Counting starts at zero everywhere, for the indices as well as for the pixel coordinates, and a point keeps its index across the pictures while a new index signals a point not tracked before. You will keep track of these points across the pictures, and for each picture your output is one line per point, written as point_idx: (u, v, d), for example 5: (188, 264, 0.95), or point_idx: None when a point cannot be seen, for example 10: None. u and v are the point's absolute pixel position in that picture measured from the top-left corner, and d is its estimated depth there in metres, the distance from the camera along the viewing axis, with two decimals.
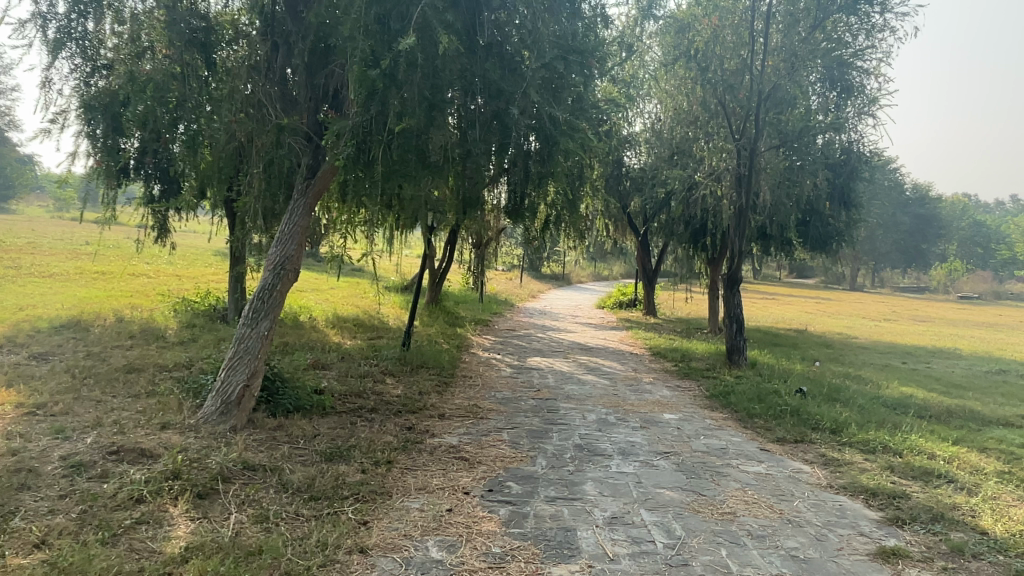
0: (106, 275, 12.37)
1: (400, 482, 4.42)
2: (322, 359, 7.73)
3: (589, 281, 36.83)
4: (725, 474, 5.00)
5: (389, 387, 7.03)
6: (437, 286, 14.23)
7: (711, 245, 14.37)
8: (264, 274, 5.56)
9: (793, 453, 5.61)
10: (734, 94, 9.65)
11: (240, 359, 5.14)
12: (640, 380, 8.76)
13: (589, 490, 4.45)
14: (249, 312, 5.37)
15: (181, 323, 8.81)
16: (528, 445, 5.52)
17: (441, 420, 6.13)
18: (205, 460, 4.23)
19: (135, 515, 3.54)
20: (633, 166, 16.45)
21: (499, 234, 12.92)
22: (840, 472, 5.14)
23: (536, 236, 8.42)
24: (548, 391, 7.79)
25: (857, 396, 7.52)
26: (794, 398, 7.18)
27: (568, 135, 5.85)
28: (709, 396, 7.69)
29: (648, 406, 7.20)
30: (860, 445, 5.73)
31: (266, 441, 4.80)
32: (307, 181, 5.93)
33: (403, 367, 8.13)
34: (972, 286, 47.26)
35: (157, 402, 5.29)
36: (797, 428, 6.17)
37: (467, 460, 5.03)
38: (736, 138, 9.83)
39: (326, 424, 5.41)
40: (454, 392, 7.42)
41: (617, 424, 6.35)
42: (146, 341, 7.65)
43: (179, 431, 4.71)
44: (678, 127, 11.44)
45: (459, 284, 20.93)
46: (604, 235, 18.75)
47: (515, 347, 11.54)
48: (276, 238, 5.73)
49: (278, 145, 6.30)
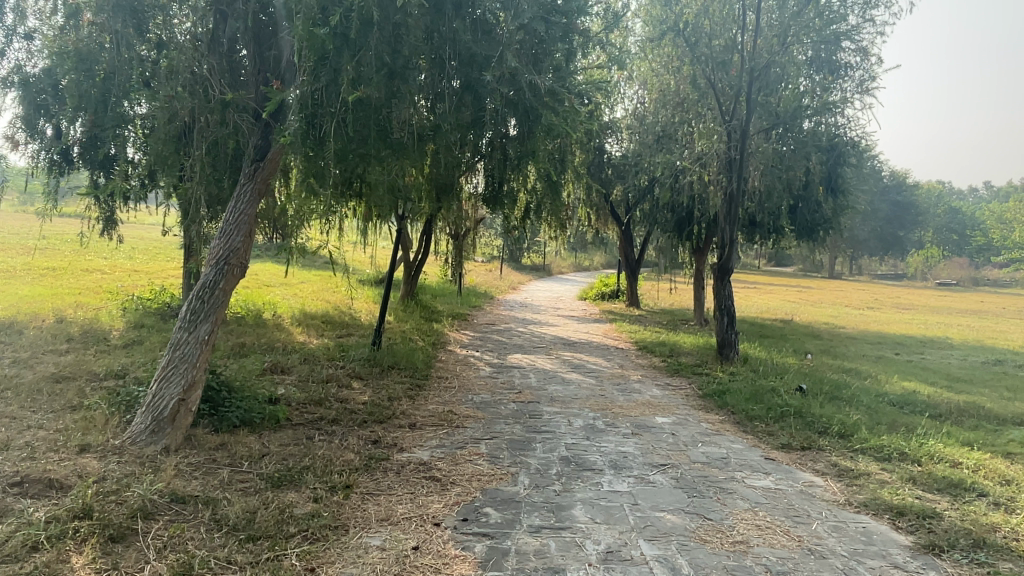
0: (55, 272, 11.55)
1: (358, 512, 3.79)
2: (282, 362, 7.04)
3: (569, 271, 36.31)
4: (730, 491, 4.41)
5: (354, 394, 6.37)
6: (412, 279, 13.61)
7: (697, 234, 13.87)
8: (205, 270, 4.89)
9: (802, 463, 5.06)
10: (725, 72, 9.09)
11: (176, 368, 4.50)
12: (628, 379, 8.18)
13: (579, 516, 3.85)
14: (187, 314, 4.72)
15: (129, 323, 8.06)
16: (509, 459, 4.89)
17: (412, 430, 5.50)
18: (125, 493, 3.55)
19: (24, 568, 2.83)
20: (615, 153, 15.99)
21: (477, 224, 12.30)
22: (858, 486, 4.59)
23: (515, 225, 7.81)
24: (530, 393, 7.18)
25: (861, 394, 7.01)
26: (796, 397, 6.66)
27: (550, 109, 5.25)
28: (704, 396, 7.14)
29: (639, 408, 6.62)
30: (874, 451, 5.21)
31: (203, 466, 4.13)
32: (256, 164, 5.25)
33: (372, 369, 7.46)
34: (949, 272, 47.39)
35: (80, 419, 4.57)
36: (803, 432, 5.63)
37: (439, 480, 4.40)
38: (726, 119, 9.22)
39: (277, 441, 4.78)
40: (427, 396, 6.77)
41: (606, 431, 5.75)
42: (86, 344, 6.91)
43: (99, 455, 4.02)
44: (662, 111, 10.61)
45: (436, 276, 20.27)
46: (585, 224, 18.18)
47: (495, 343, 10.91)
48: (219, 229, 5.07)
49: (224, 124, 5.61)
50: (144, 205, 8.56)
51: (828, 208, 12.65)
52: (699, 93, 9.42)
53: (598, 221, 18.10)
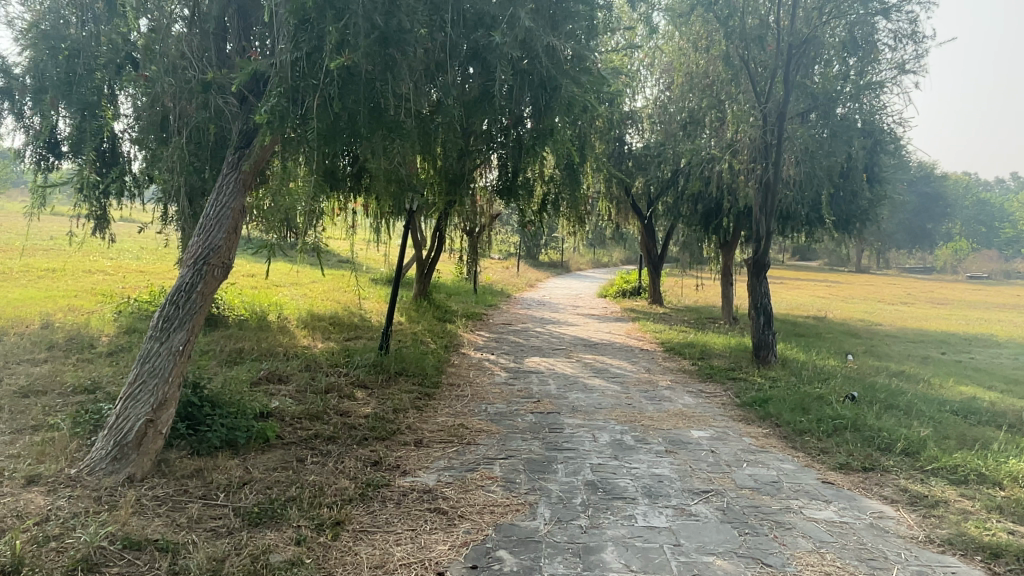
0: (53, 273, 11.13)
1: (347, 559, 3.17)
2: (279, 370, 6.45)
3: (589, 268, 35.59)
4: (788, 526, 3.74)
5: (356, 405, 5.76)
6: (426, 278, 13.06)
7: (725, 227, 13.14)
8: (181, 271, 4.32)
9: (866, 488, 4.39)
10: (762, 48, 8.35)
11: (144, 385, 3.92)
12: (656, 385, 7.51)
13: (611, 562, 3.21)
14: (160, 322, 4.13)
15: (120, 328, 7.54)
16: (527, 484, 4.26)
17: (419, 449, 4.88)
18: (67, 540, 2.96)
19: None
20: (635, 145, 15.33)
21: (494, 220, 11.72)
22: (937, 518, 3.91)
23: (531, 220, 7.18)
24: (551, 402, 6.53)
25: (919, 403, 6.29)
26: (848, 406, 5.97)
27: (568, 78, 4.84)
28: (742, 405, 6.47)
29: (672, 420, 5.96)
30: (947, 473, 4.52)
31: (170, 500, 3.55)
32: (240, 151, 4.65)
33: (377, 376, 6.85)
34: (978, 265, 45.98)
35: (37, 443, 4.00)
36: (862, 450, 4.94)
37: (445, 513, 3.76)
38: (761, 102, 8.50)
39: (263, 465, 4.18)
40: (437, 407, 6.16)
41: (636, 448, 5.09)
42: (68, 352, 6.38)
43: (49, 489, 3.46)
44: (690, 95, 9.92)
45: (451, 275, 19.74)
46: (606, 220, 17.49)
47: (511, 345, 10.27)
48: (198, 225, 4.50)
49: (207, 109, 5.06)
50: (138, 201, 8.04)
51: (864, 199, 11.93)
52: (736, 71, 8.59)
53: (618, 216, 17.41)
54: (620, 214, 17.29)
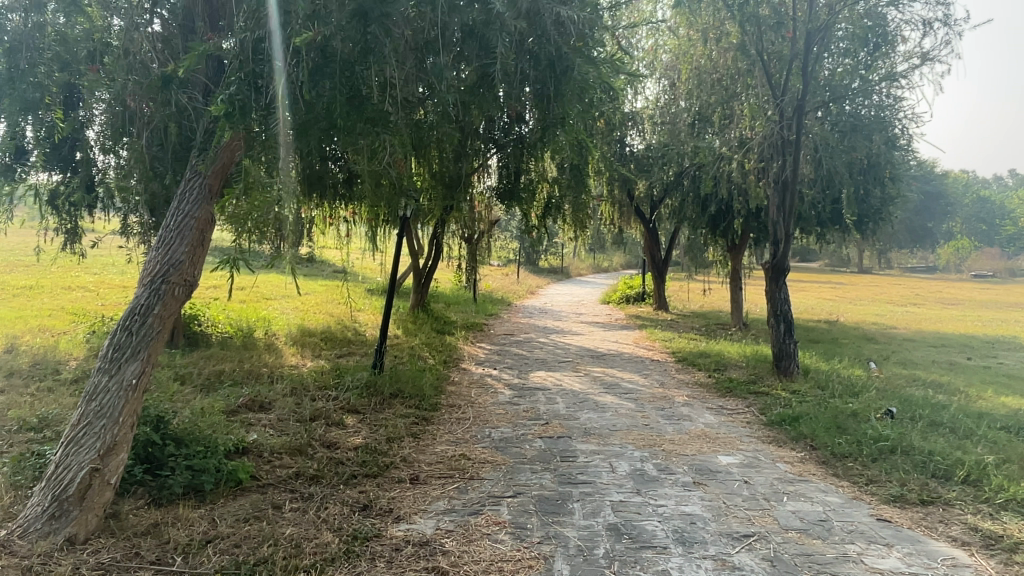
0: (29, 291, 10.56)
1: None
2: (261, 396, 5.86)
3: (589, 273, 34.99)
4: None
5: (345, 435, 5.19)
6: (423, 287, 12.49)
7: (734, 229, 12.60)
8: (137, 291, 3.77)
9: (930, 527, 3.81)
10: (780, 36, 7.77)
11: (89, 427, 3.36)
12: (673, 401, 6.92)
13: None
14: (110, 351, 3.58)
15: (91, 351, 6.95)
16: (540, 530, 3.67)
17: (414, 487, 4.31)
18: None
19: None
20: (637, 146, 14.82)
21: (492, 226, 11.19)
22: (1022, 566, 3.32)
23: (534, 226, 6.65)
24: (560, 424, 5.95)
25: (965, 419, 5.72)
26: (889, 424, 5.40)
27: (579, 59, 4.49)
28: (770, 424, 5.88)
29: (695, 444, 5.38)
30: (1021, 506, 3.94)
31: (115, 569, 2.99)
32: (205, 153, 4.11)
33: (370, 399, 6.27)
34: (981, 264, 45.41)
35: None
36: (917, 480, 4.36)
37: (443, 572, 3.19)
38: (777, 95, 7.97)
39: (232, 515, 3.62)
40: (436, 433, 5.59)
41: (660, 480, 4.50)
42: (28, 381, 5.80)
43: None
44: (698, 89, 9.36)
45: (450, 283, 19.19)
46: (608, 224, 16.95)
47: (514, 358, 9.69)
48: (157, 239, 3.95)
49: (170, 107, 4.51)
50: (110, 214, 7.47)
51: (876, 198, 11.47)
52: (753, 62, 8.00)
53: (621, 220, 16.87)
54: (622, 218, 16.74)
